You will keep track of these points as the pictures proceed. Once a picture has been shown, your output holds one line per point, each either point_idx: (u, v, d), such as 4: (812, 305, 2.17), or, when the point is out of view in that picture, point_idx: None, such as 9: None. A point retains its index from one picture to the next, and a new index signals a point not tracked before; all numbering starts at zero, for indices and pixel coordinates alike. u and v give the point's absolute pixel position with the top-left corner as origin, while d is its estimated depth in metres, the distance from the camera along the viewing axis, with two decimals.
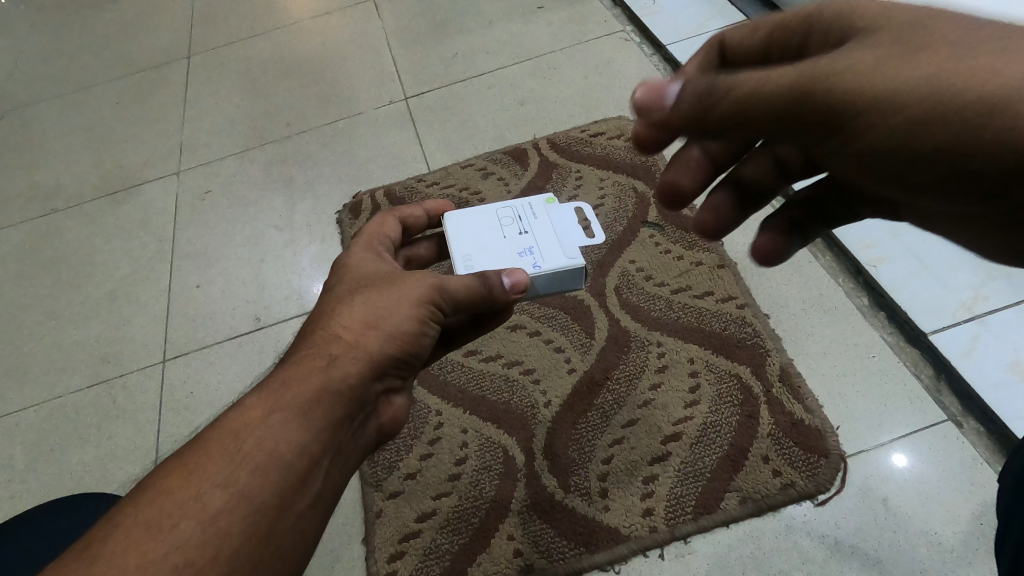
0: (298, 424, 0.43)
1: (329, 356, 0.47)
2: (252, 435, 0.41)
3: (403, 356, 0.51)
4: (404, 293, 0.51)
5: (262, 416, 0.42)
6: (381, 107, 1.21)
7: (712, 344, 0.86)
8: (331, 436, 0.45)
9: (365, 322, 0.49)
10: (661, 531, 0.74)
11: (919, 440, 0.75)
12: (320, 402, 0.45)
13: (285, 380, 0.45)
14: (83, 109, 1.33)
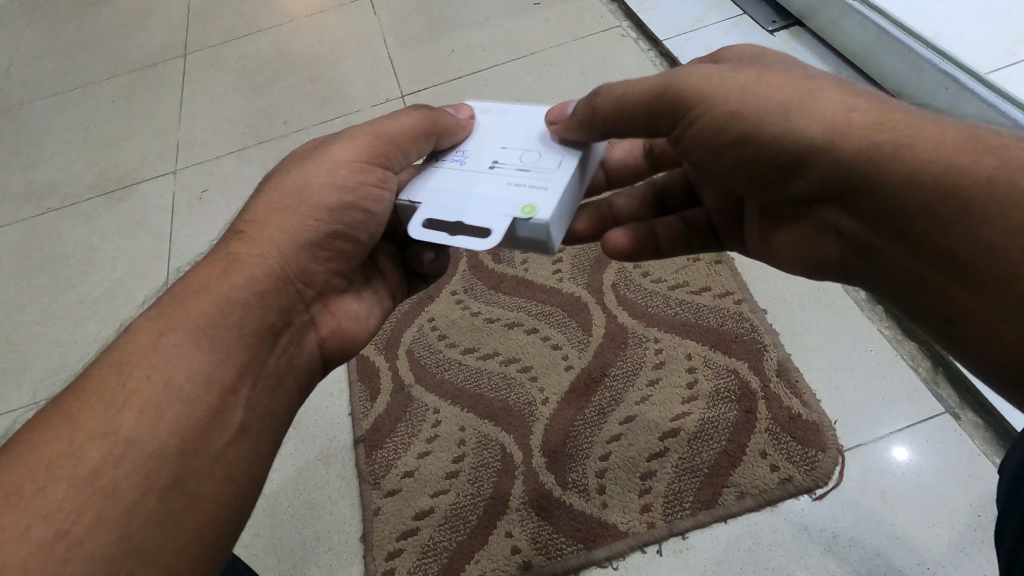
0: (192, 349, 0.44)
1: (234, 258, 0.50)
2: (139, 364, 0.42)
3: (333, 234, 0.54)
4: (334, 161, 0.54)
5: (151, 345, 0.44)
6: (377, 104, 1.21)
7: (709, 339, 0.85)
8: (234, 356, 0.46)
9: (290, 196, 0.53)
10: (659, 527, 0.74)
11: (917, 433, 0.75)
12: (218, 315, 0.46)
13: (182, 297, 0.47)
14: (79, 108, 1.33)
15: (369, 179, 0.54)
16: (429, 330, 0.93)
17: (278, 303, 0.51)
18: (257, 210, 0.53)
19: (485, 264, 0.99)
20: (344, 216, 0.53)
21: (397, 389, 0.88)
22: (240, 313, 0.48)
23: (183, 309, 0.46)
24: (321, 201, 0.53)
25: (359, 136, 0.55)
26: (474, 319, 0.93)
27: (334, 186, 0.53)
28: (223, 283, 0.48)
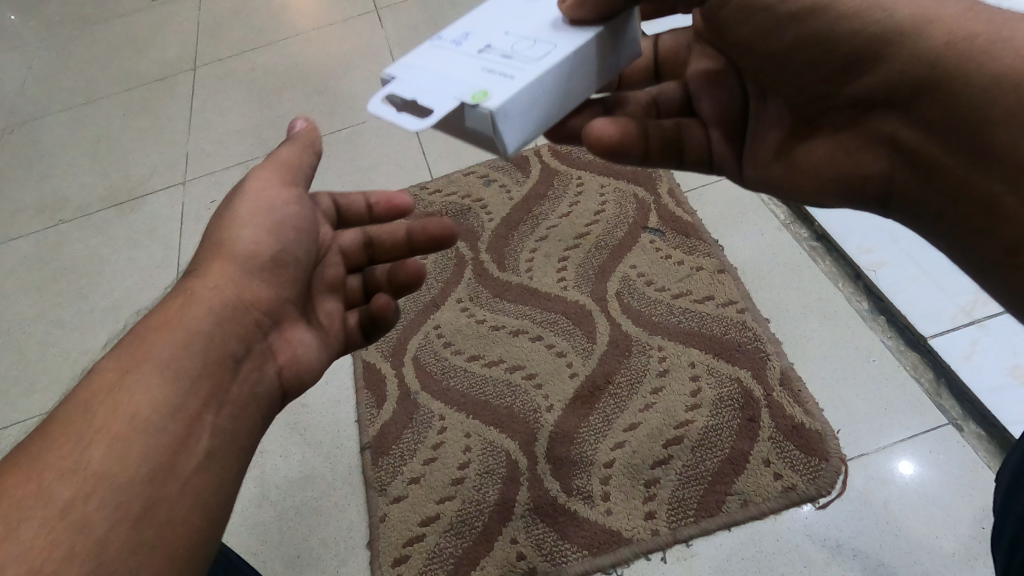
0: (156, 382, 0.45)
1: (191, 294, 0.52)
2: (101, 400, 0.44)
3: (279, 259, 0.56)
4: (257, 193, 0.56)
5: (116, 381, 0.45)
6: (385, 116, 1.22)
7: (713, 348, 0.86)
8: (197, 385, 0.47)
9: (228, 234, 0.55)
10: (663, 533, 0.75)
11: (920, 444, 0.76)
12: (179, 347, 0.48)
13: (144, 335, 0.48)
14: (91, 121, 1.35)
15: (291, 201, 0.58)
16: (435, 339, 0.94)
17: (236, 331, 0.52)
18: (205, 250, 0.55)
19: (491, 272, 0.99)
20: (281, 236, 0.56)
21: (403, 396, 0.89)
22: (200, 345, 0.49)
23: (144, 347, 0.47)
24: (253, 228, 0.55)
25: (265, 169, 0.58)
26: (480, 327, 0.94)
27: (261, 212, 0.56)
28: (177, 318, 0.50)
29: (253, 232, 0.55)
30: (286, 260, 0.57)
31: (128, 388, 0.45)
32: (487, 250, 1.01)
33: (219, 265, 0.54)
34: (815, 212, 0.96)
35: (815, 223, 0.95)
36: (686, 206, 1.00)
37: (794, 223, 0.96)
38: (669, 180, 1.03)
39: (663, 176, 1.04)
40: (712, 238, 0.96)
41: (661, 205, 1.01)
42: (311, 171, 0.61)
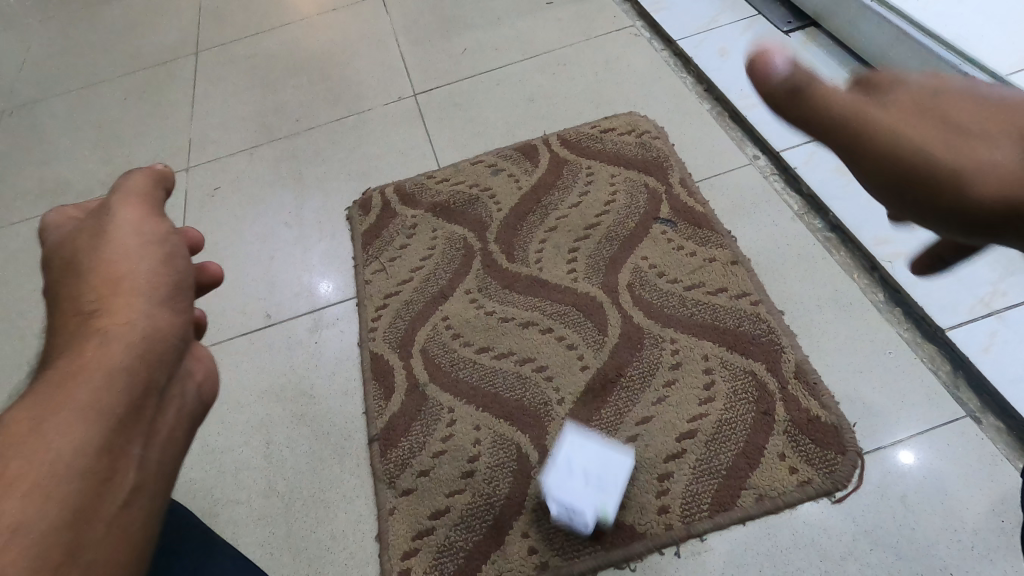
0: (77, 424, 0.39)
1: (102, 331, 0.45)
2: (14, 450, 0.37)
3: (178, 283, 0.52)
4: (118, 225, 0.52)
5: (30, 431, 0.38)
6: (391, 102, 1.21)
7: (726, 340, 0.85)
8: (121, 422, 0.42)
9: (106, 265, 0.49)
10: (676, 528, 0.73)
11: (937, 438, 0.75)
12: (101, 388, 0.42)
13: (54, 381, 0.42)
14: (91, 106, 1.33)
15: (165, 227, 0.54)
16: (443, 330, 0.92)
17: (157, 358, 0.47)
18: (83, 283, 0.48)
19: (499, 263, 0.97)
20: (168, 256, 0.52)
21: (411, 388, 0.88)
22: (124, 382, 0.43)
23: (55, 392, 0.41)
24: (128, 254, 0.50)
25: (121, 201, 0.54)
26: (489, 318, 0.92)
27: (135, 238, 0.51)
28: (84, 356, 0.43)
29: (135, 255, 0.50)
30: (174, 277, 0.51)
31: (48, 434, 0.38)
32: (496, 241, 0.99)
33: (116, 295, 0.47)
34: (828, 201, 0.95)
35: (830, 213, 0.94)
36: (698, 196, 0.98)
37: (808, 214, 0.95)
38: (681, 170, 1.02)
39: (675, 165, 1.02)
40: (725, 229, 0.95)
41: (672, 194, 0.99)
42: (160, 199, 0.57)
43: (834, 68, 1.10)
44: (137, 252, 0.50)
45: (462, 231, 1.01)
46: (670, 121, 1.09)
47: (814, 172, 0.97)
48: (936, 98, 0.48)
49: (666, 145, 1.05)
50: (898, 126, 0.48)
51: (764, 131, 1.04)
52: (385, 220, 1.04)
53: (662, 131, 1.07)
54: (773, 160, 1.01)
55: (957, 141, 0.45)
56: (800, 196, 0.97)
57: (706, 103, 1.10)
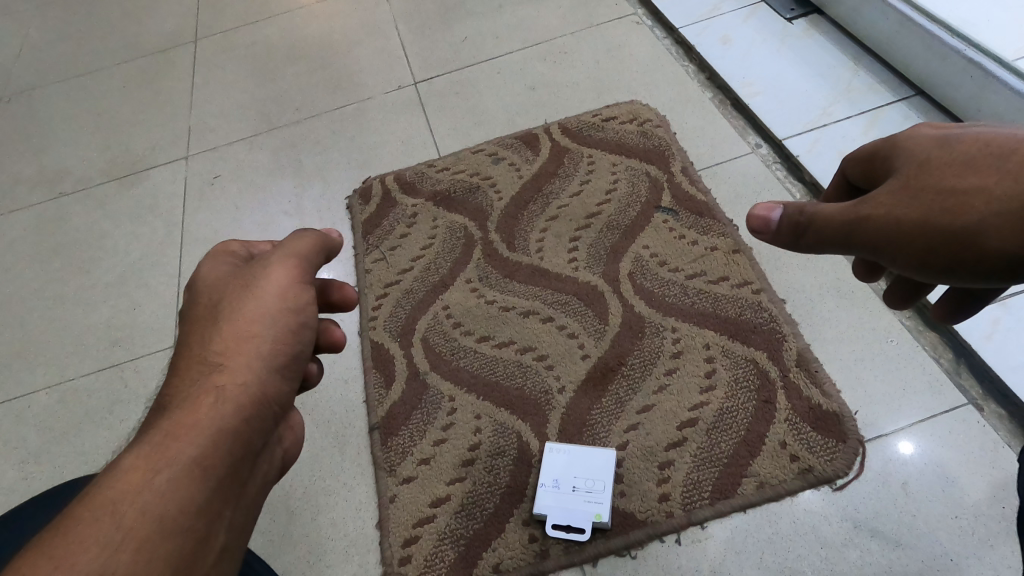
0: (186, 481, 0.41)
1: (219, 389, 0.46)
2: (128, 499, 0.39)
3: (293, 355, 0.52)
4: (263, 283, 0.52)
5: (147, 479, 0.40)
6: (391, 91, 1.20)
7: (727, 329, 0.85)
8: (221, 483, 0.43)
9: (240, 320, 0.50)
10: (677, 516, 0.73)
11: (938, 425, 0.75)
12: (212, 445, 0.43)
13: (168, 430, 0.43)
14: (89, 93, 1.32)
15: (306, 298, 0.53)
16: (444, 319, 0.92)
17: (257, 427, 0.47)
18: (217, 329, 0.50)
19: (500, 252, 0.97)
20: (296, 322, 0.52)
21: (412, 376, 0.87)
22: (231, 443, 0.44)
23: (170, 441, 0.42)
24: (263, 317, 0.50)
25: (281, 260, 0.54)
26: (490, 307, 0.92)
27: (275, 302, 0.51)
28: (205, 413, 0.45)
29: (269, 318, 0.51)
30: (296, 345, 0.52)
31: (158, 486, 0.40)
32: (497, 230, 0.99)
33: (241, 353, 0.49)
34: None
35: None
36: (700, 185, 0.98)
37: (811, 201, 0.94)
38: (683, 158, 1.01)
39: (677, 154, 1.02)
40: (727, 218, 0.94)
41: (674, 183, 0.99)
42: (317, 263, 0.57)
43: (837, 55, 1.09)
44: (273, 318, 0.51)
45: (463, 220, 1.01)
46: (672, 110, 1.08)
47: (817, 160, 0.96)
48: (937, 153, 0.41)
49: (668, 133, 1.04)
50: (918, 203, 0.41)
51: (766, 120, 1.03)
52: (386, 209, 1.04)
53: (664, 120, 1.06)
54: (775, 148, 1.00)
55: (984, 196, 0.39)
56: (803, 184, 0.96)
57: (708, 92, 1.09)
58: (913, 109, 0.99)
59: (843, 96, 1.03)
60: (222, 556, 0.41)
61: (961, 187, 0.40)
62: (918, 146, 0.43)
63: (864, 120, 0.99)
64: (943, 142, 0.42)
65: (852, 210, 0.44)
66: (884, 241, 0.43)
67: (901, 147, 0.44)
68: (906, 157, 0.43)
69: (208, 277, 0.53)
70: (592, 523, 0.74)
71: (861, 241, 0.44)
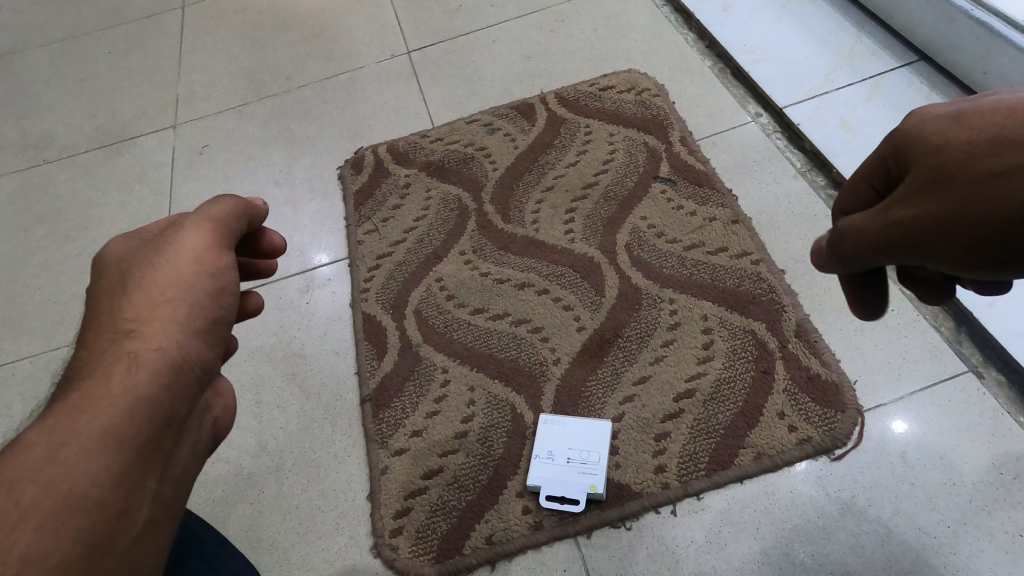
0: (95, 455, 0.39)
1: (131, 356, 0.44)
2: (32, 474, 0.37)
3: (214, 321, 0.49)
4: (176, 250, 0.49)
5: (55, 453, 0.38)
6: (384, 60, 1.18)
7: (726, 300, 0.83)
8: (139, 453, 0.41)
9: (153, 289, 0.47)
10: (673, 487, 0.72)
11: (938, 394, 0.74)
12: (125, 415, 0.41)
13: (75, 402, 0.41)
14: (74, 59, 1.29)
15: (226, 263, 0.50)
16: (437, 291, 0.90)
17: (178, 393, 0.45)
18: (130, 296, 0.47)
19: (495, 223, 0.95)
20: (214, 287, 0.49)
21: (404, 348, 0.86)
22: (147, 412, 0.42)
23: (78, 412, 0.40)
24: (178, 283, 0.47)
25: (193, 224, 0.50)
26: (484, 280, 0.90)
27: (188, 269, 0.48)
28: (114, 382, 0.42)
29: (183, 284, 0.47)
30: (216, 311, 0.49)
31: (68, 459, 0.38)
32: (491, 201, 0.97)
33: (155, 320, 0.46)
34: (832, 156, 0.91)
35: (833, 168, 0.91)
36: (698, 155, 0.96)
37: (811, 171, 0.92)
38: (681, 129, 0.99)
39: (675, 124, 1.00)
40: (726, 188, 0.93)
41: (672, 152, 0.97)
42: (242, 227, 0.53)
43: (839, 21, 1.07)
44: (189, 282, 0.48)
45: (457, 191, 0.99)
46: (671, 79, 1.06)
47: (818, 128, 0.94)
48: (955, 134, 0.35)
49: (666, 103, 1.02)
50: (954, 196, 0.35)
51: (767, 88, 1.01)
52: (378, 180, 1.02)
53: (662, 89, 1.04)
54: (775, 118, 0.98)
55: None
56: (804, 153, 0.94)
57: (708, 61, 1.07)
58: (916, 76, 0.97)
59: (844, 63, 1.01)
60: (144, 530, 0.40)
61: (999, 169, 0.33)
62: (926, 131, 0.37)
63: (866, 86, 0.98)
64: (957, 120, 0.36)
65: (884, 218, 0.38)
66: (926, 243, 0.36)
67: (902, 138, 0.38)
68: (915, 149, 0.37)
69: (117, 250, 0.50)
70: (587, 494, 0.73)
71: (901, 250, 0.38)
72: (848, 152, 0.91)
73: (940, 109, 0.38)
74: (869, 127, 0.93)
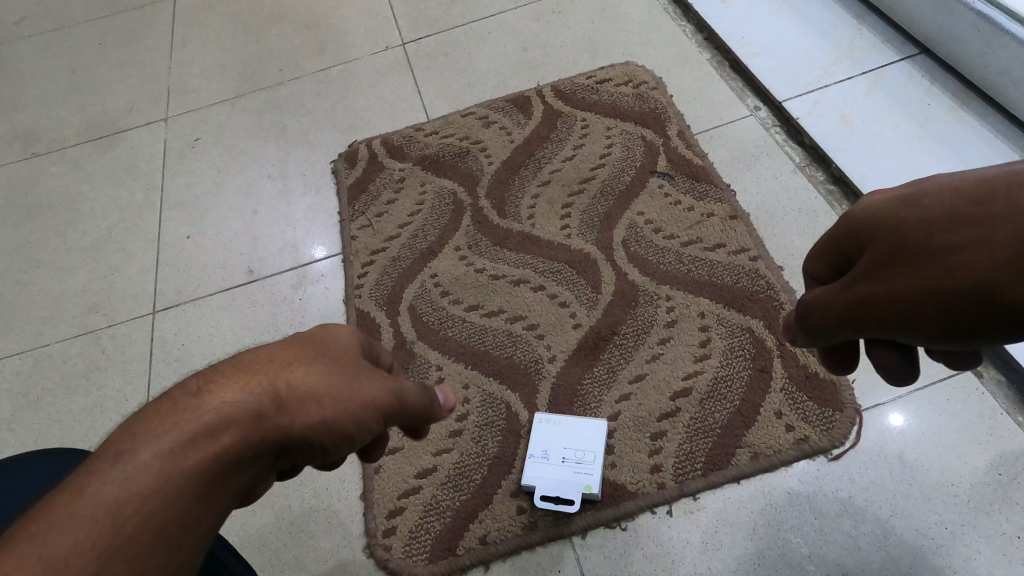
0: (188, 503, 0.30)
1: (259, 424, 0.33)
2: (99, 505, 0.28)
3: (328, 446, 0.37)
4: (367, 380, 0.39)
5: (131, 486, 0.29)
6: (378, 52, 1.16)
7: (723, 297, 0.82)
8: (213, 513, 0.31)
9: (323, 377, 0.37)
10: (669, 487, 0.72)
11: (936, 393, 0.73)
12: (223, 475, 0.31)
13: (197, 425, 0.31)
14: (63, 50, 1.27)
15: (381, 416, 0.39)
16: (432, 287, 0.89)
17: (247, 488, 0.34)
18: (308, 366, 0.37)
19: (490, 218, 0.94)
20: (357, 434, 0.38)
21: (398, 345, 0.85)
22: (224, 490, 0.31)
23: (184, 439, 0.30)
24: (345, 401, 0.37)
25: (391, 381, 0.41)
26: (479, 276, 0.89)
27: (362, 402, 0.38)
28: (229, 435, 0.31)
29: (346, 408, 0.37)
30: (342, 446, 0.38)
31: (140, 496, 0.29)
32: (487, 196, 0.96)
33: (301, 410, 0.35)
34: (832, 151, 0.90)
35: (832, 163, 0.89)
36: (697, 149, 0.95)
37: (810, 165, 0.91)
38: (679, 123, 0.98)
39: (673, 117, 0.98)
40: (725, 182, 0.91)
41: (670, 147, 0.96)
42: (416, 410, 0.43)
43: (840, 13, 1.05)
44: (346, 405, 0.37)
45: (452, 185, 0.98)
46: (669, 72, 1.04)
47: (818, 122, 0.93)
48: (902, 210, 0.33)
49: (664, 96, 1.01)
50: (912, 272, 0.33)
51: (766, 81, 0.99)
52: (372, 174, 1.00)
53: (660, 81, 1.03)
54: (774, 112, 0.97)
55: (992, 249, 0.30)
56: (803, 148, 0.93)
57: (706, 53, 1.06)
58: (916, 69, 0.96)
59: (845, 56, 0.99)
60: None
61: (956, 245, 0.31)
62: (874, 209, 0.35)
63: (866, 80, 0.96)
64: (906, 200, 0.34)
65: (849, 292, 0.36)
66: (894, 321, 0.34)
67: (855, 216, 0.36)
68: (866, 228, 0.35)
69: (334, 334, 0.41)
70: (582, 494, 0.72)
71: (869, 325, 0.35)
72: (847, 147, 0.90)
73: (889, 190, 0.36)
74: (869, 121, 0.92)
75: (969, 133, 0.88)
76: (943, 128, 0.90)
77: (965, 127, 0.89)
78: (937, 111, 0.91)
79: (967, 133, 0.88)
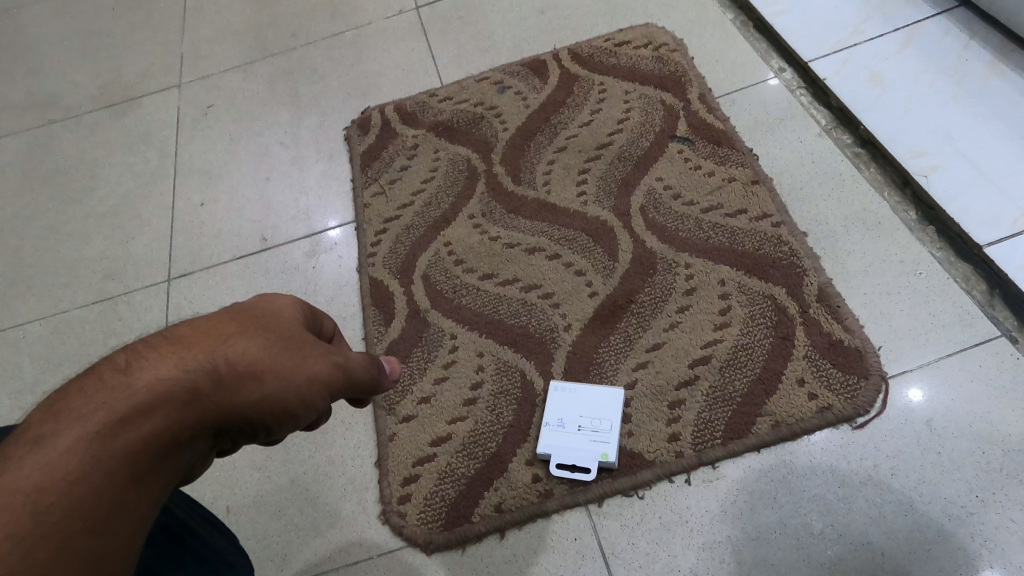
0: (119, 485, 0.30)
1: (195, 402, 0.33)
2: (19, 492, 0.28)
3: (272, 423, 0.38)
4: (312, 354, 0.39)
5: (55, 473, 0.28)
6: (392, 16, 1.13)
7: (745, 263, 0.80)
8: (148, 493, 0.31)
9: (266, 351, 0.37)
10: (687, 456, 0.70)
11: (968, 359, 0.70)
12: (157, 455, 0.31)
13: (127, 405, 0.30)
14: (77, 16, 1.26)
15: (327, 391, 0.40)
16: (445, 255, 0.87)
17: (186, 465, 0.34)
18: (250, 339, 0.36)
19: (505, 185, 0.92)
20: (303, 409, 0.39)
21: (412, 313, 0.84)
22: (158, 469, 0.31)
23: (113, 420, 0.30)
24: (288, 376, 0.37)
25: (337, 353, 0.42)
26: (493, 244, 0.87)
27: (305, 377, 0.38)
28: (162, 416, 0.31)
29: (289, 383, 0.37)
30: (288, 422, 0.38)
31: (63, 481, 0.28)
32: (501, 162, 0.94)
33: (240, 387, 0.35)
34: (860, 113, 0.87)
35: (861, 125, 0.86)
36: (718, 112, 0.92)
37: (836, 128, 0.88)
38: (700, 86, 0.95)
39: (694, 80, 0.95)
40: (747, 146, 0.88)
41: (690, 110, 0.93)
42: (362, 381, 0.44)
43: None
44: (291, 381, 0.37)
45: (466, 151, 0.96)
46: (690, 32, 1.01)
47: (847, 82, 0.90)
48: None
49: (684, 58, 0.98)
50: None
51: (792, 40, 0.96)
52: (386, 140, 0.99)
53: (680, 43, 0.99)
54: (800, 73, 0.94)
55: None
56: (829, 110, 0.90)
57: (729, 13, 1.02)
58: (954, 24, 0.92)
59: (877, 12, 0.95)
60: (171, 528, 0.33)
61: None
62: None
63: (899, 37, 0.92)
64: None
65: None
66: None
67: None
68: None
69: (277, 308, 0.41)
70: (598, 462, 0.71)
71: None
72: (877, 108, 0.87)
73: None
74: (902, 80, 0.88)
75: (1008, 90, 0.85)
76: (980, 86, 0.86)
77: (1004, 84, 0.85)
78: (975, 68, 0.87)
79: (1006, 90, 0.85)
